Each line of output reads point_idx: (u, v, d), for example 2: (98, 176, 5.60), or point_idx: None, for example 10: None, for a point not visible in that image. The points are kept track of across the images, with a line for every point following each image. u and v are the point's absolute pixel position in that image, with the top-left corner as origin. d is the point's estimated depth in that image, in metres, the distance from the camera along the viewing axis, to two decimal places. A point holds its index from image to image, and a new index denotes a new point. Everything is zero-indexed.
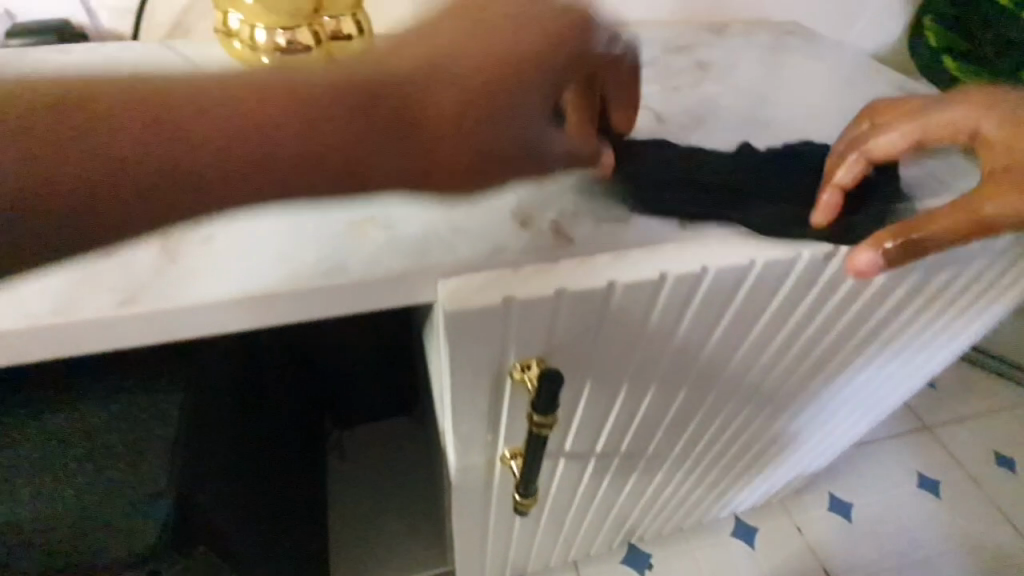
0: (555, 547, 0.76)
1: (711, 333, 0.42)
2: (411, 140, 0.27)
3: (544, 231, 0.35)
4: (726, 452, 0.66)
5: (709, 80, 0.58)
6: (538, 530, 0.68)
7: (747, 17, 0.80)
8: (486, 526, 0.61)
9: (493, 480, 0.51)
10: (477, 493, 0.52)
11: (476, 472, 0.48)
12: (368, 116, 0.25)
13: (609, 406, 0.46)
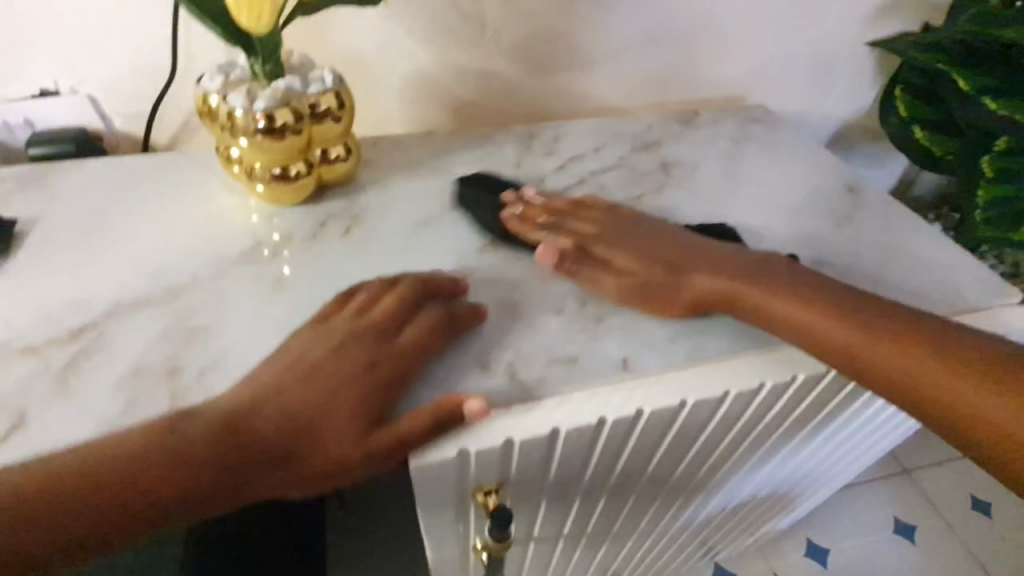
0: None
1: (655, 449, 0.46)
2: (338, 370, 0.38)
3: (499, 375, 0.40)
4: (691, 521, 0.70)
5: (671, 184, 0.62)
6: None
7: (720, 98, 0.84)
8: None
9: (467, 564, 0.56)
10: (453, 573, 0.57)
11: (449, 561, 0.53)
12: (325, 382, 0.37)
13: (570, 503, 0.51)
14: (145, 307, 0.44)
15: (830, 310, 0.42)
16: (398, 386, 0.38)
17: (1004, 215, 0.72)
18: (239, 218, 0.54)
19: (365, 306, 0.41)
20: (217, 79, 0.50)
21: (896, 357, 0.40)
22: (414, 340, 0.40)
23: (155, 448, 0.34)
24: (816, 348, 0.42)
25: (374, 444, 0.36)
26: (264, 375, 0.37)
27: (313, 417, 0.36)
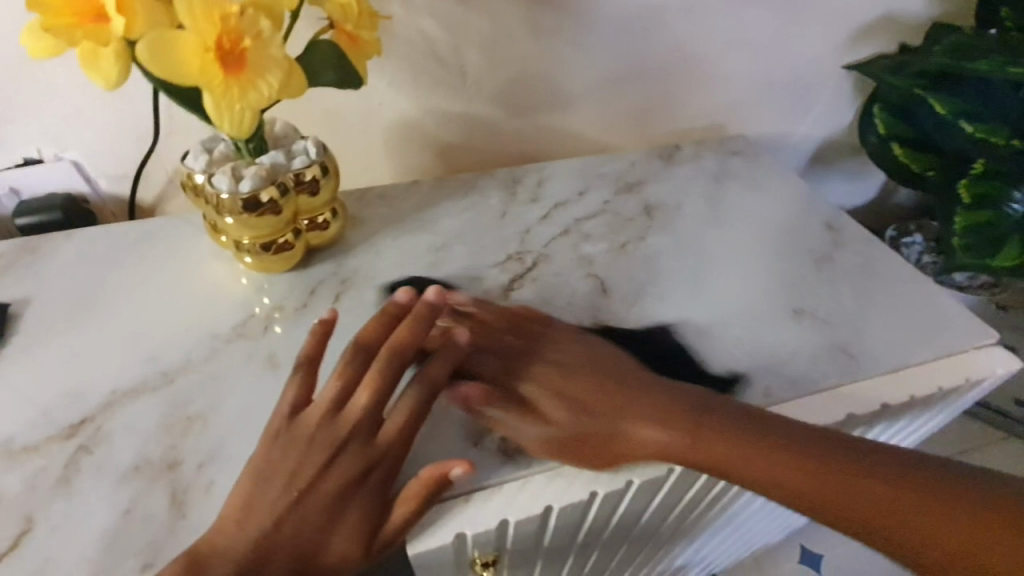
0: None
1: (647, 506, 0.48)
2: (332, 476, 0.38)
3: (491, 451, 0.42)
4: (687, 551, 0.72)
5: (655, 229, 0.63)
6: None
7: (702, 126, 0.85)
8: None
9: None
10: None
11: None
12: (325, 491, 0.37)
13: (568, 556, 0.52)
14: (142, 394, 0.46)
15: (824, 458, 0.41)
16: (390, 478, 0.39)
17: (976, 240, 0.73)
18: (229, 288, 0.55)
19: (331, 414, 0.40)
20: (201, 158, 0.50)
21: (888, 499, 0.41)
22: (394, 433, 0.40)
23: None
24: (805, 505, 0.41)
25: (384, 540, 0.37)
26: (261, 496, 0.37)
27: (319, 537, 0.37)
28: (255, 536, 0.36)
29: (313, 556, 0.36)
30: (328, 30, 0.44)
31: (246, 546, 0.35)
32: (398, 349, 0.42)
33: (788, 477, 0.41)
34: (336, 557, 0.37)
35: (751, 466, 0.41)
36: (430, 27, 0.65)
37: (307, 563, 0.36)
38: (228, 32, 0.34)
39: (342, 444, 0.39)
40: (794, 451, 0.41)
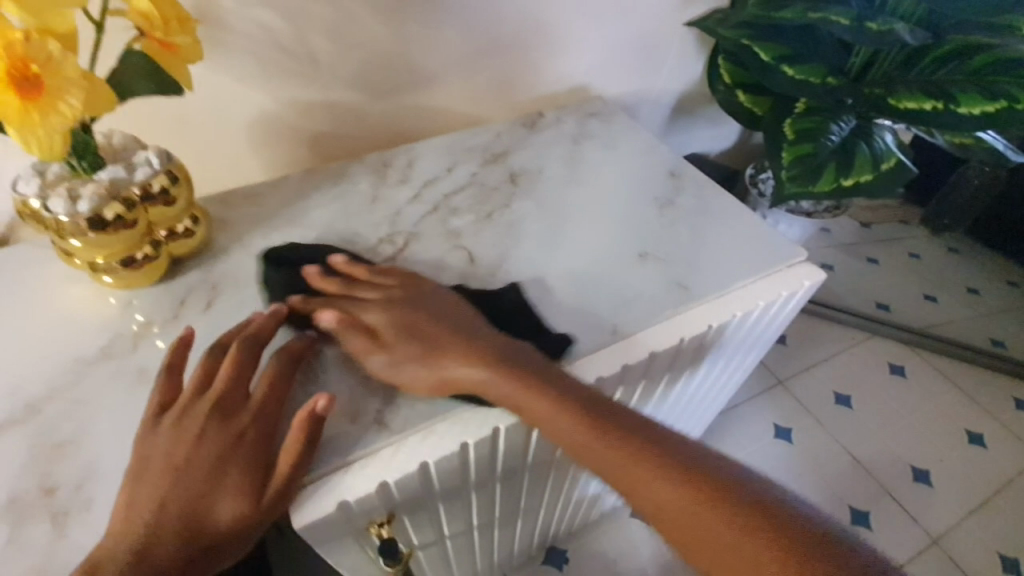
0: None
1: (524, 446, 0.53)
2: (210, 449, 0.39)
3: (368, 424, 0.45)
4: (591, 478, 0.80)
5: (518, 196, 0.67)
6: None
7: (564, 89, 0.89)
8: None
9: None
10: None
11: None
12: (206, 464, 0.39)
13: (466, 505, 0.57)
14: (7, 431, 0.45)
15: (688, 497, 0.42)
16: (266, 441, 0.41)
17: (804, 171, 0.82)
18: (92, 309, 0.54)
19: (193, 400, 0.42)
20: (33, 182, 0.49)
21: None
22: (261, 397, 0.42)
23: None
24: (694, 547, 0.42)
25: (272, 496, 0.39)
26: (144, 487, 0.38)
27: (204, 507, 0.38)
28: (143, 523, 0.37)
29: (202, 527, 0.38)
30: (136, 39, 0.44)
31: (141, 533, 0.36)
32: (252, 333, 0.46)
33: (664, 510, 0.43)
34: (225, 522, 0.38)
35: (644, 500, 0.44)
36: (270, 19, 0.63)
37: (199, 536, 0.37)
38: (16, 58, 0.34)
39: (208, 420, 0.40)
40: (682, 480, 0.43)
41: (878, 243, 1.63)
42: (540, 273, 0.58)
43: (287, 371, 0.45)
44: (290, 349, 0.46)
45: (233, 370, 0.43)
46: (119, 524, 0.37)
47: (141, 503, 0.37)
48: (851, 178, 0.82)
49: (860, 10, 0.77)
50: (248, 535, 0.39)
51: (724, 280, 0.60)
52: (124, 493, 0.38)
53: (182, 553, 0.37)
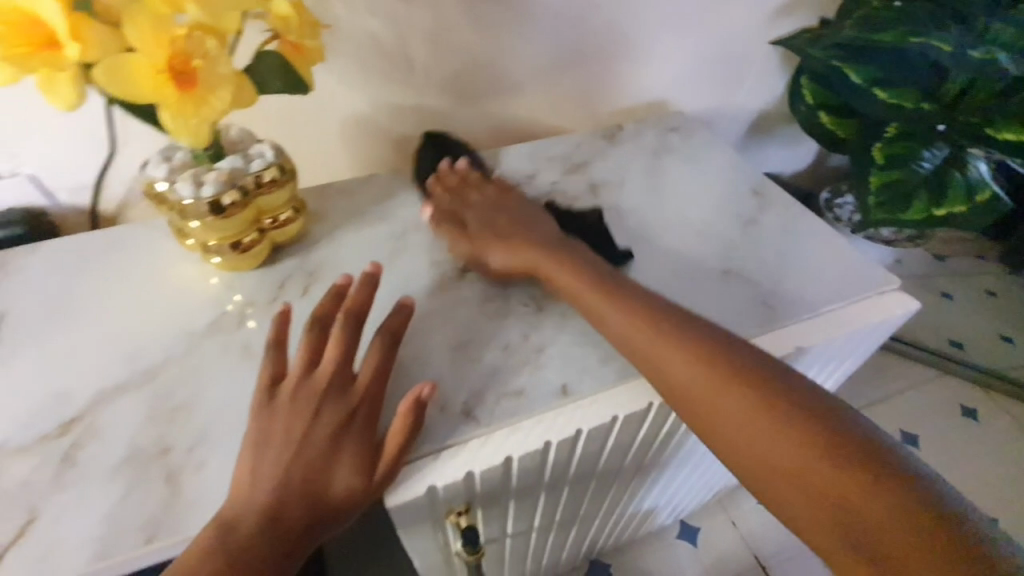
0: None
1: (598, 451, 0.54)
2: (325, 425, 0.42)
3: (456, 415, 0.47)
4: (647, 493, 0.79)
5: (599, 205, 0.68)
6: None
7: (643, 103, 0.90)
8: None
9: (450, 564, 0.63)
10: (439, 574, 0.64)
11: (434, 565, 0.60)
12: (323, 438, 0.42)
13: (533, 504, 0.58)
14: (126, 393, 0.49)
15: (758, 404, 0.42)
16: (375, 421, 0.44)
17: (894, 197, 0.80)
18: (202, 287, 0.58)
19: (306, 377, 0.44)
20: (162, 167, 0.53)
21: (847, 513, 0.37)
22: (368, 378, 0.45)
23: (210, 552, 0.37)
24: (767, 465, 0.41)
25: (382, 473, 0.42)
26: (267, 457, 0.41)
27: (324, 478, 0.40)
28: (268, 489, 0.39)
29: (324, 496, 0.40)
30: (271, 40, 0.47)
31: (269, 499, 0.39)
32: (354, 314, 0.48)
33: (734, 418, 0.43)
34: (343, 493, 0.40)
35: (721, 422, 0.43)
36: (375, 25, 0.67)
37: (319, 505, 0.40)
38: (178, 54, 0.38)
39: (323, 397, 0.43)
40: (748, 391, 0.43)
41: (954, 277, 1.55)
42: (621, 283, 0.59)
43: (389, 354, 0.47)
44: (389, 330, 0.48)
45: (340, 351, 0.46)
46: (247, 489, 0.39)
47: (266, 471, 0.40)
48: (943, 208, 0.80)
49: (961, 37, 0.74)
50: (361, 506, 0.42)
51: (812, 303, 0.59)
52: (247, 460, 0.41)
53: (304, 519, 0.39)
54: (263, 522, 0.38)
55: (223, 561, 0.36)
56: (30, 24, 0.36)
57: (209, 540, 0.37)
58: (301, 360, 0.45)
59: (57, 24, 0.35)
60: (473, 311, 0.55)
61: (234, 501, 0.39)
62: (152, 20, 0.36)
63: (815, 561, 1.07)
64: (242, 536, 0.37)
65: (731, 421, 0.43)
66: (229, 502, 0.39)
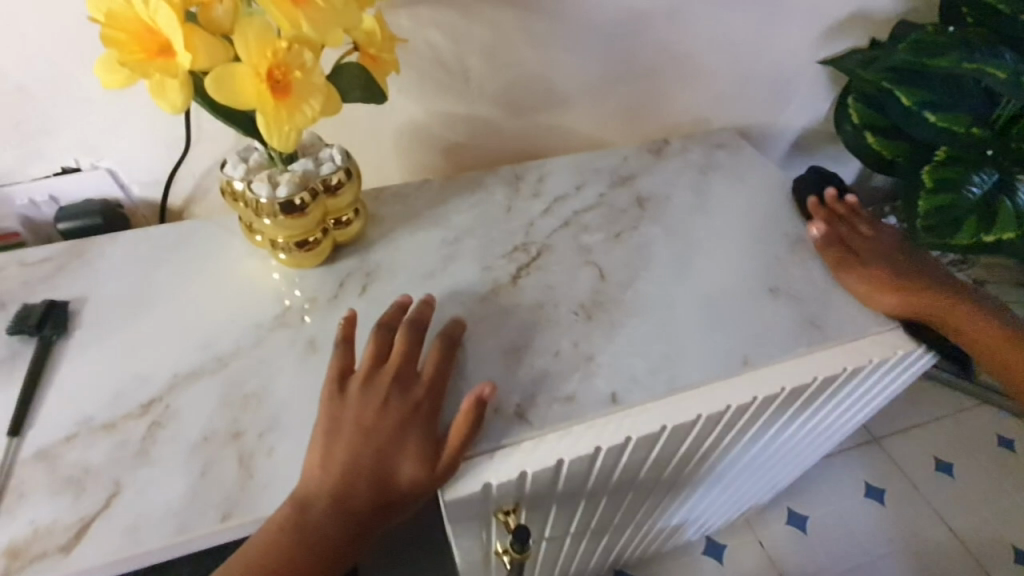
0: None
1: (642, 461, 0.55)
2: (393, 417, 0.44)
3: (511, 416, 0.48)
4: (680, 507, 0.80)
5: (646, 219, 0.70)
6: None
7: (688, 120, 0.91)
8: None
9: (488, 564, 0.64)
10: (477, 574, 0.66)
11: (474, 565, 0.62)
12: (390, 428, 0.44)
13: (573, 509, 0.60)
14: (200, 378, 0.52)
15: (944, 309, 0.61)
16: (437, 415, 0.46)
17: (942, 220, 0.79)
18: (267, 282, 0.61)
19: (373, 371, 0.47)
20: (240, 167, 0.56)
21: (1005, 355, 0.62)
22: (430, 376, 0.47)
23: (289, 526, 0.40)
24: (974, 343, 0.61)
25: (444, 465, 0.43)
26: (338, 442, 0.43)
27: (391, 465, 0.43)
28: (339, 472, 0.42)
29: (388, 484, 0.42)
30: (351, 53, 0.50)
31: (341, 482, 0.41)
32: (417, 319, 0.51)
33: (944, 306, 0.61)
34: (407, 481, 0.42)
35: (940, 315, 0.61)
36: (437, 38, 0.70)
37: (385, 491, 0.42)
38: (279, 65, 0.41)
39: (391, 390, 0.46)
40: (946, 283, 0.64)
41: None
42: (669, 297, 0.60)
43: (449, 356, 0.50)
44: (447, 336, 0.51)
45: (406, 350, 0.48)
46: (320, 471, 0.42)
47: (337, 455, 0.42)
48: (992, 234, 0.79)
49: (1016, 64, 0.74)
50: (421, 496, 0.43)
51: (859, 325, 0.59)
52: (320, 444, 0.43)
53: (371, 504, 0.42)
54: (336, 503, 0.41)
55: (301, 536, 0.40)
56: (149, 36, 0.40)
57: (287, 516, 0.40)
58: (369, 356, 0.48)
59: (173, 35, 0.39)
60: (525, 317, 0.57)
61: (307, 481, 0.42)
62: (258, 33, 0.40)
63: None
64: (316, 515, 0.40)
65: (946, 325, 0.61)
66: (304, 482, 0.42)
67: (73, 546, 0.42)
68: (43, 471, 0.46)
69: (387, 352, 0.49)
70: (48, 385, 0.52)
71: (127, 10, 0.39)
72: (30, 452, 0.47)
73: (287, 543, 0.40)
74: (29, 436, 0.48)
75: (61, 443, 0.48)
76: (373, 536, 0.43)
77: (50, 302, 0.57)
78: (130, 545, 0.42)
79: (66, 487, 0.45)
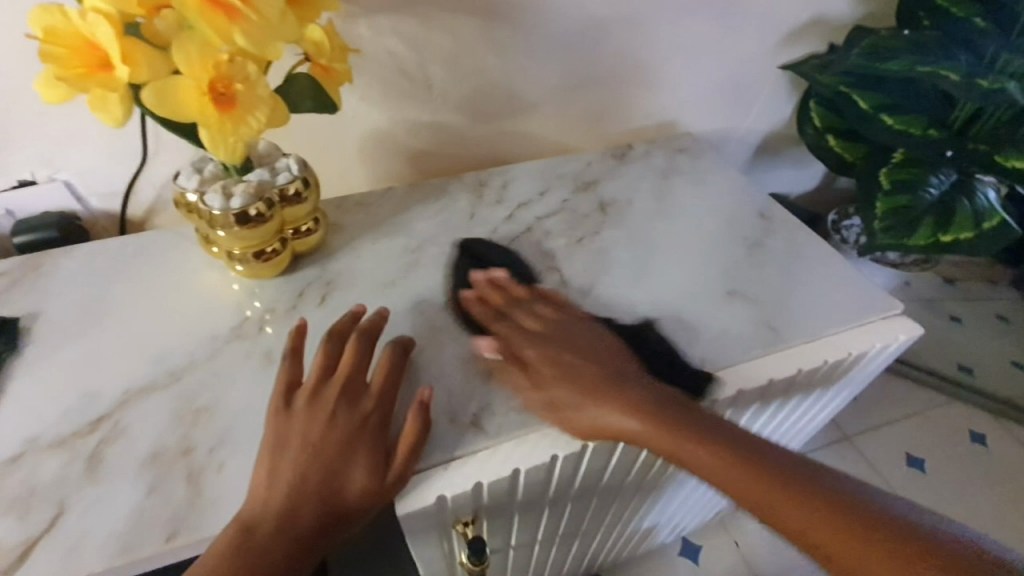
0: None
1: (602, 466, 0.56)
2: (339, 431, 0.44)
3: (466, 425, 0.49)
4: (650, 509, 0.80)
5: (608, 224, 0.70)
6: None
7: (653, 124, 0.92)
8: None
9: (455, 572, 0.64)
10: None
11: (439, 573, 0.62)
12: (337, 442, 0.44)
13: (536, 516, 0.60)
14: (153, 393, 0.51)
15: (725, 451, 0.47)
16: (387, 426, 0.46)
17: (899, 222, 0.82)
18: (225, 293, 0.61)
19: (321, 385, 0.47)
20: (193, 178, 0.55)
21: (819, 529, 0.42)
22: (379, 387, 0.47)
23: (233, 546, 0.39)
24: (741, 497, 0.46)
25: (394, 476, 0.44)
26: (284, 459, 0.43)
27: (339, 478, 0.43)
28: (285, 489, 0.41)
29: (338, 498, 0.42)
30: (303, 63, 0.50)
31: (288, 498, 0.41)
32: (367, 330, 0.51)
33: (737, 471, 0.46)
34: (356, 494, 0.43)
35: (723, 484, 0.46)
36: (397, 47, 0.70)
37: (333, 505, 0.42)
38: (221, 78, 0.41)
39: (338, 403, 0.45)
40: (720, 439, 0.47)
41: (964, 302, 1.54)
42: (628, 301, 0.60)
43: (399, 366, 0.50)
44: (396, 345, 0.51)
45: (354, 362, 0.48)
46: (265, 488, 0.42)
47: (284, 472, 0.42)
48: (949, 234, 0.81)
49: (969, 66, 0.76)
50: (372, 508, 0.44)
51: (814, 328, 0.60)
52: (266, 462, 0.43)
53: (320, 519, 0.42)
54: (282, 520, 0.40)
55: (245, 555, 0.39)
56: (87, 48, 0.39)
57: (232, 536, 0.40)
58: (315, 371, 0.47)
59: (111, 48, 0.38)
60: (484, 325, 0.57)
61: (254, 500, 0.41)
62: (200, 47, 0.39)
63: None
64: (262, 535, 0.40)
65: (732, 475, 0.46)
66: (250, 501, 0.41)
67: (16, 568, 0.41)
68: None
69: (332, 366, 0.48)
70: None
71: (65, 23, 0.39)
72: None
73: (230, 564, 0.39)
74: None
75: (7, 463, 0.47)
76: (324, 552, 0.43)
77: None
78: (73, 566, 0.41)
79: (10, 508, 0.44)
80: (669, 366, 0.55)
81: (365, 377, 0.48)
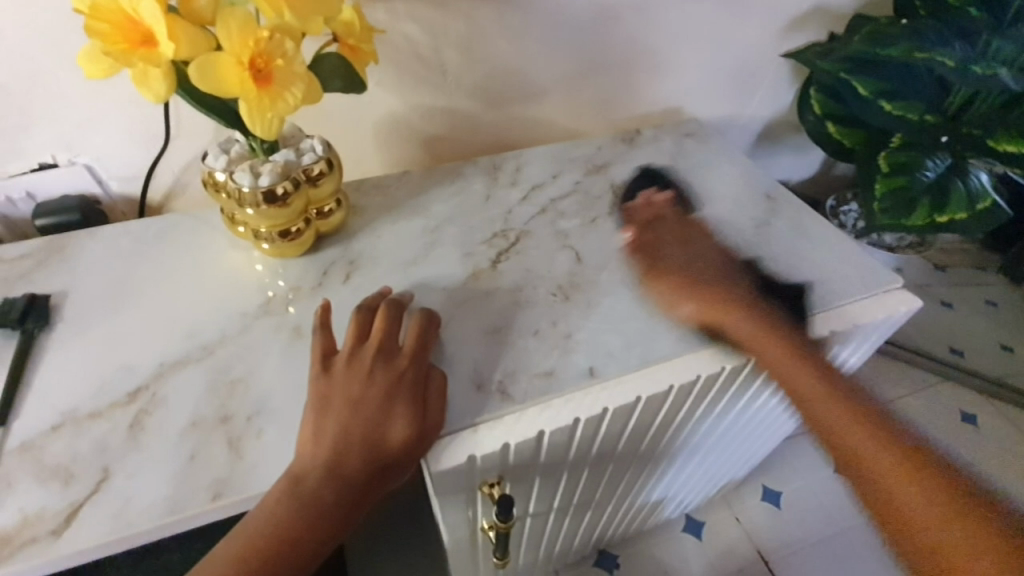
0: (530, 567, 0.93)
1: (620, 433, 0.58)
2: (377, 387, 0.46)
3: (492, 392, 0.51)
4: (658, 483, 0.83)
5: (619, 205, 0.72)
6: (516, 559, 0.85)
7: (659, 111, 0.94)
8: (477, 569, 0.77)
9: (476, 541, 0.67)
10: (466, 552, 0.68)
11: (461, 542, 0.64)
12: (375, 396, 0.46)
13: (555, 483, 0.62)
14: (187, 366, 0.53)
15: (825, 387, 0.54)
16: (422, 381, 0.48)
17: (897, 203, 0.84)
18: (250, 272, 0.62)
19: (358, 348, 0.49)
20: (221, 158, 0.57)
21: (850, 429, 0.52)
22: (411, 346, 0.49)
23: (290, 494, 0.42)
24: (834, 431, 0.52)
25: (430, 428, 0.46)
26: (328, 415, 0.45)
27: (381, 431, 0.45)
28: (331, 443, 0.44)
29: (379, 449, 0.44)
30: (332, 44, 0.52)
31: (334, 451, 0.43)
32: (395, 299, 0.54)
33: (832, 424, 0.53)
34: (398, 443, 0.45)
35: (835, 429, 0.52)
36: (414, 32, 0.71)
37: (377, 455, 0.44)
38: (260, 53, 0.42)
39: (374, 362, 0.48)
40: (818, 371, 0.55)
41: (955, 287, 1.58)
42: (642, 278, 0.63)
43: (429, 328, 0.52)
44: (424, 310, 0.53)
45: (386, 325, 0.51)
46: (313, 443, 0.44)
47: (329, 427, 0.44)
48: (944, 214, 0.84)
49: (963, 52, 0.79)
50: (413, 459, 0.46)
51: (820, 301, 0.63)
52: (311, 419, 0.45)
53: (367, 468, 0.44)
54: (331, 469, 0.43)
55: (301, 502, 0.42)
56: (131, 25, 0.41)
57: (288, 484, 0.43)
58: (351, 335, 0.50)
59: (156, 23, 0.40)
60: (504, 299, 0.59)
61: (303, 454, 0.44)
62: (241, 23, 0.41)
63: (817, 557, 1.10)
64: (315, 483, 0.42)
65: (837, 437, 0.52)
66: (300, 454, 0.44)
67: (64, 531, 0.43)
68: (29, 461, 0.46)
69: (364, 331, 0.50)
70: (30, 378, 0.52)
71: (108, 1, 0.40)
72: (15, 444, 0.48)
73: (288, 510, 0.41)
74: (13, 429, 0.48)
75: (48, 433, 0.48)
76: (368, 503, 0.45)
77: (29, 298, 0.57)
78: (121, 526, 0.43)
79: (53, 475, 0.46)
80: (683, 338, 0.57)
81: (398, 339, 0.50)
